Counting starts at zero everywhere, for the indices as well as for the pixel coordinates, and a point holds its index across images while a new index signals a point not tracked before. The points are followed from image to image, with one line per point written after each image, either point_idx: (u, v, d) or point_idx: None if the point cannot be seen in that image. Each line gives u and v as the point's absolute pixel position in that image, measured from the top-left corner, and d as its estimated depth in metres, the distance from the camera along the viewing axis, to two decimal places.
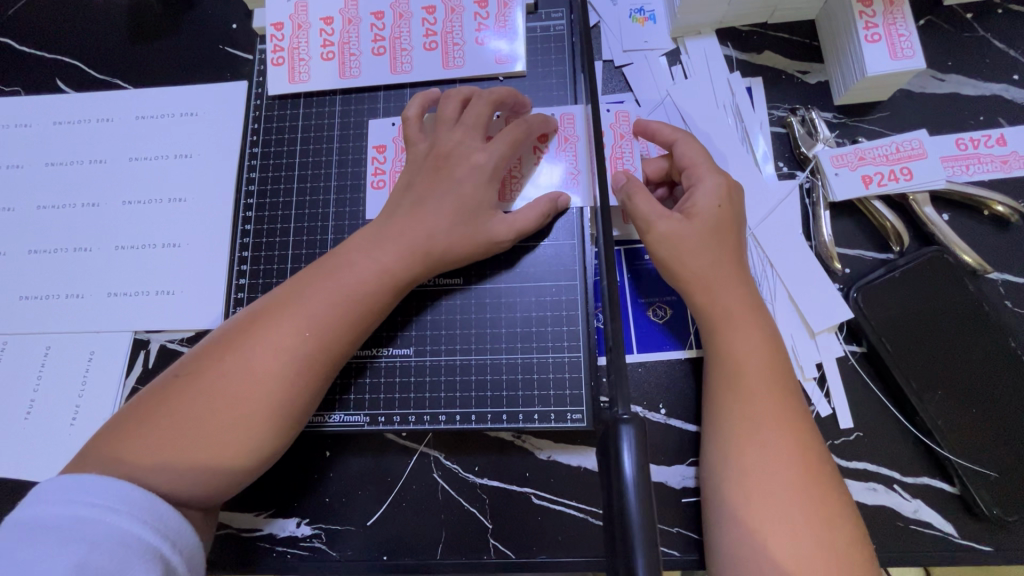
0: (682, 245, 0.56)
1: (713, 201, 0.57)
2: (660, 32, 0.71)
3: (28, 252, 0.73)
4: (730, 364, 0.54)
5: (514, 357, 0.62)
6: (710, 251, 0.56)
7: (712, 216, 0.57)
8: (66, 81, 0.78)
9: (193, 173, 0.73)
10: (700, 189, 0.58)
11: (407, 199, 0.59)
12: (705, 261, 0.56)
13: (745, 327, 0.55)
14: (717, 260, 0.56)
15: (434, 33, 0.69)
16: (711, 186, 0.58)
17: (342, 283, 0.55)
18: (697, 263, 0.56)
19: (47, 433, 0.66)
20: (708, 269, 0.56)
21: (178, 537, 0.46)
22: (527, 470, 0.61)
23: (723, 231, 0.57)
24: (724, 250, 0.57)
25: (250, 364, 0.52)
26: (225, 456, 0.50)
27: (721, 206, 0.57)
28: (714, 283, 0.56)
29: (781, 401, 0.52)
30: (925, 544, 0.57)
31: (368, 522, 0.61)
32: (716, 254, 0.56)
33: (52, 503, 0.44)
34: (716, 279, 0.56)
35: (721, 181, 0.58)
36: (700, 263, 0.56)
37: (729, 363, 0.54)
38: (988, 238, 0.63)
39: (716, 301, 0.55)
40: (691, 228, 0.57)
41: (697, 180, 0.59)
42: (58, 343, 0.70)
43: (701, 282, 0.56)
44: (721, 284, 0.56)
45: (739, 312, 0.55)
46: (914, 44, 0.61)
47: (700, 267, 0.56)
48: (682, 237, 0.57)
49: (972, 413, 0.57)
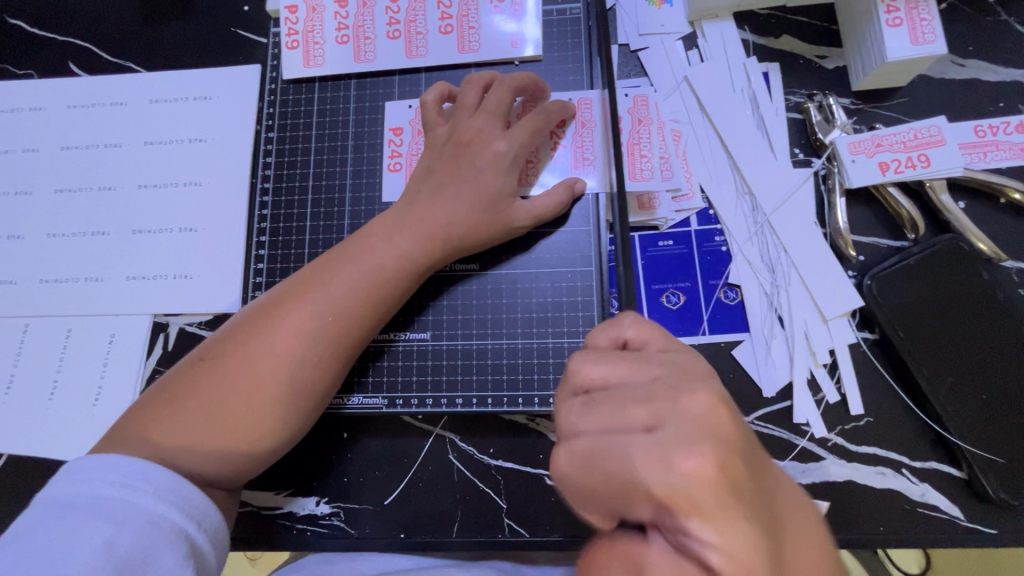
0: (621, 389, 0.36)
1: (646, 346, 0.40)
2: (676, 16, 0.71)
3: (47, 235, 0.73)
4: (657, 488, 0.30)
5: (529, 343, 0.63)
6: (644, 388, 0.35)
7: (659, 367, 0.36)
8: (79, 63, 0.78)
9: (209, 159, 0.73)
10: (599, 336, 0.41)
11: (426, 186, 0.60)
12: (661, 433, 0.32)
13: (675, 443, 0.31)
14: (657, 394, 0.34)
15: (449, 16, 0.69)
16: (633, 327, 0.41)
17: (360, 269, 0.56)
18: (622, 412, 0.34)
19: (71, 414, 0.68)
20: (634, 404, 0.34)
21: (203, 518, 0.48)
22: (541, 453, 0.62)
23: (665, 354, 0.39)
24: (587, 437, 0.35)
25: (271, 348, 0.53)
26: (248, 436, 0.51)
27: (664, 353, 0.39)
28: (642, 410, 0.34)
29: (771, 474, 0.34)
30: (931, 528, 0.58)
31: (385, 501, 0.63)
32: (653, 386, 0.35)
33: (82, 481, 0.45)
34: (653, 412, 0.34)
35: (647, 324, 0.41)
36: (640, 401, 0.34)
37: (651, 475, 0.31)
38: (1003, 226, 0.63)
39: (633, 445, 0.32)
40: (628, 369, 0.37)
41: (601, 328, 0.42)
42: (79, 326, 0.71)
43: (617, 433, 0.34)
44: (656, 419, 0.33)
45: (658, 437, 0.32)
46: (935, 28, 0.61)
47: (630, 425, 0.34)
48: (613, 385, 0.37)
49: (981, 399, 0.58)
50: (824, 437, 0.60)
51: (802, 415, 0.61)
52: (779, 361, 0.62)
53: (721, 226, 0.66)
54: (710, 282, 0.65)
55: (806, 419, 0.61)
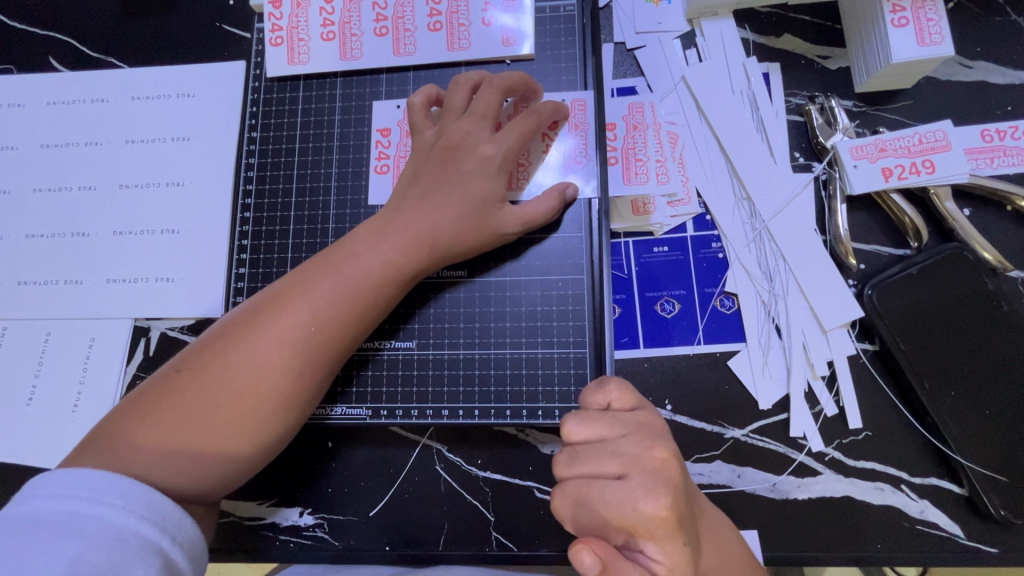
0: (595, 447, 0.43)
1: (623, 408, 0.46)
2: (674, 13, 0.68)
3: (25, 236, 0.71)
4: (624, 521, 0.39)
5: (518, 352, 0.61)
6: (617, 445, 0.42)
7: (628, 427, 0.43)
8: (59, 58, 0.75)
9: (192, 158, 0.71)
10: (587, 394, 0.46)
11: (413, 192, 0.58)
12: (629, 491, 0.40)
13: (639, 491, 0.40)
14: (628, 448, 0.42)
15: (438, 13, 0.66)
16: (616, 391, 0.46)
17: (344, 277, 0.54)
18: (598, 463, 0.42)
19: (50, 420, 0.66)
20: (608, 457, 0.42)
21: (178, 531, 0.46)
22: (530, 465, 0.61)
23: (636, 412, 0.45)
24: (571, 482, 0.43)
25: (251, 359, 0.51)
26: (226, 450, 0.50)
27: (634, 413, 0.45)
28: (614, 462, 0.42)
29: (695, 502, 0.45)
30: (931, 545, 0.56)
31: (370, 513, 0.61)
32: (625, 444, 0.42)
33: (48, 497, 0.43)
34: (623, 464, 0.42)
35: (626, 387, 0.46)
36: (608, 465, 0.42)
37: (620, 513, 0.40)
38: (1009, 234, 0.61)
39: (608, 492, 0.40)
40: (604, 428, 0.44)
41: (589, 388, 0.47)
42: (58, 330, 0.69)
43: (595, 479, 0.42)
44: (626, 470, 0.41)
45: (626, 486, 0.40)
46: (942, 29, 0.59)
47: (605, 473, 0.42)
48: (594, 441, 0.43)
49: (983, 414, 0.56)
50: (821, 451, 0.58)
51: (799, 429, 0.59)
52: (776, 373, 0.60)
53: (717, 233, 0.64)
54: (706, 290, 0.63)
55: (803, 433, 0.59)
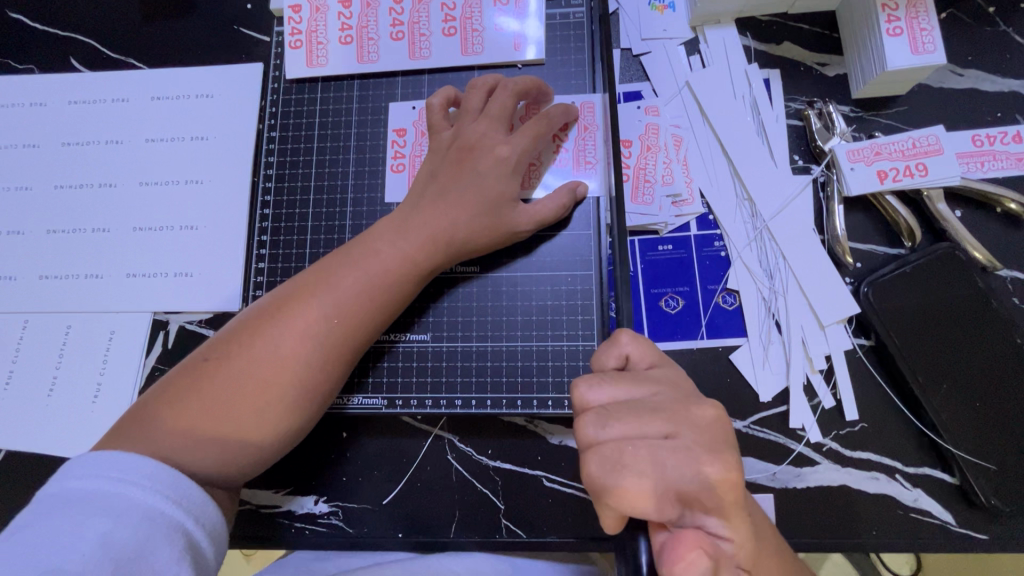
0: (637, 407, 0.42)
1: (641, 361, 0.46)
2: (679, 20, 0.71)
3: (46, 232, 0.73)
4: (690, 483, 0.39)
5: (528, 345, 0.63)
6: (658, 404, 0.43)
7: (660, 386, 0.44)
8: (80, 59, 0.77)
9: (211, 157, 0.73)
10: (603, 354, 0.47)
11: (430, 190, 0.60)
12: (683, 455, 0.40)
13: (702, 456, 0.40)
14: (670, 408, 0.42)
15: (452, 19, 0.69)
16: (630, 344, 0.47)
17: (366, 273, 0.56)
18: (645, 422, 0.41)
19: (71, 411, 0.68)
20: (655, 416, 0.42)
21: (201, 513, 0.47)
22: (539, 454, 0.63)
23: (657, 368, 0.46)
24: (611, 445, 0.41)
25: (277, 350, 0.53)
26: (252, 438, 0.52)
27: (654, 368, 0.46)
28: (663, 422, 0.41)
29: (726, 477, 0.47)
30: (924, 532, 0.59)
31: (385, 501, 0.63)
32: (666, 402, 0.43)
33: (80, 478, 0.44)
34: (669, 423, 0.42)
35: (641, 341, 0.47)
36: (658, 426, 0.41)
37: (679, 474, 0.39)
38: (999, 234, 0.64)
39: (664, 452, 0.40)
40: (632, 388, 0.44)
41: (603, 347, 0.47)
42: (79, 323, 0.71)
43: (644, 439, 0.41)
44: (673, 429, 0.41)
45: (683, 448, 0.40)
46: (935, 39, 0.62)
47: (652, 433, 0.41)
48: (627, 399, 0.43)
49: (974, 406, 0.59)
50: (819, 442, 0.61)
51: (798, 420, 0.61)
52: (775, 367, 0.63)
53: (720, 232, 0.67)
54: (709, 287, 0.66)
55: (802, 424, 0.61)
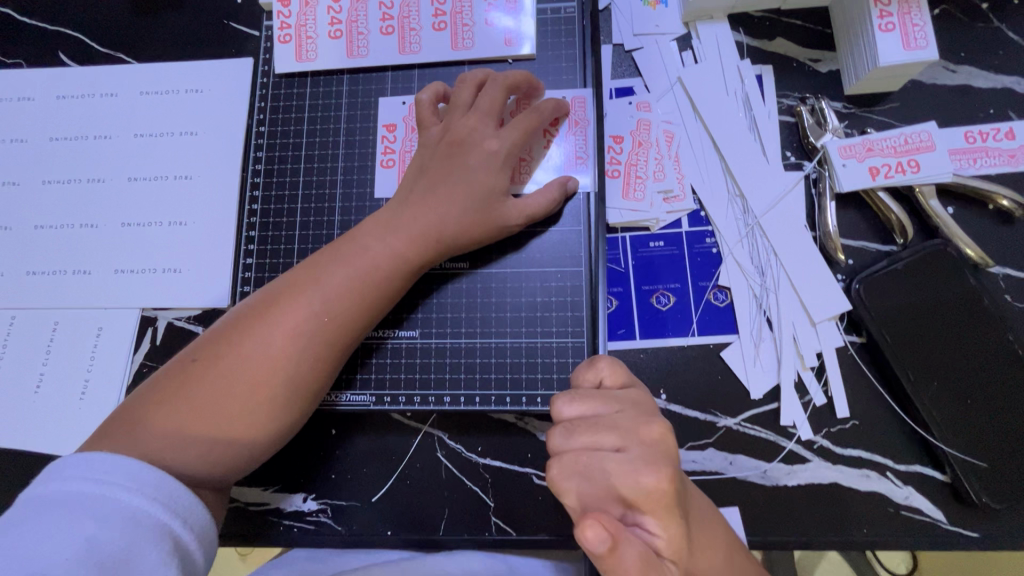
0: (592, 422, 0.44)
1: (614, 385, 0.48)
2: (671, 16, 0.71)
3: (34, 227, 0.73)
4: (627, 493, 0.40)
5: (518, 342, 0.63)
6: (614, 420, 0.44)
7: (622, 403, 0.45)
8: (69, 53, 0.77)
9: (200, 152, 0.73)
10: (580, 372, 0.49)
11: (419, 186, 0.59)
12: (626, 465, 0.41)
13: (640, 464, 0.41)
14: (623, 422, 0.43)
15: (443, 13, 0.68)
16: (607, 369, 0.48)
17: (355, 269, 0.56)
18: (597, 435, 0.43)
19: (58, 407, 0.68)
20: (608, 430, 0.43)
21: (189, 514, 0.46)
22: (528, 452, 0.63)
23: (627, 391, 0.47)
24: (567, 456, 0.43)
25: (265, 348, 0.52)
26: (240, 437, 0.52)
27: (625, 391, 0.47)
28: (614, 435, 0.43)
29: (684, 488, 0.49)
30: (915, 530, 0.58)
31: (374, 498, 0.63)
32: (622, 418, 0.44)
33: (65, 479, 0.44)
34: (622, 437, 0.43)
35: (618, 365, 0.48)
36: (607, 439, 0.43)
37: (618, 484, 0.40)
38: (991, 231, 0.64)
39: (608, 464, 0.41)
40: (597, 405, 0.45)
41: (582, 368, 0.49)
42: (66, 319, 0.70)
43: (596, 450, 0.42)
44: (625, 443, 0.42)
45: (628, 459, 0.41)
46: (927, 34, 0.61)
47: (604, 446, 0.42)
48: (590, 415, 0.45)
49: (965, 404, 0.58)
50: (810, 439, 0.60)
51: (788, 418, 0.61)
52: (766, 364, 0.62)
53: (712, 228, 0.66)
54: (700, 284, 0.65)
55: (793, 422, 0.61)
